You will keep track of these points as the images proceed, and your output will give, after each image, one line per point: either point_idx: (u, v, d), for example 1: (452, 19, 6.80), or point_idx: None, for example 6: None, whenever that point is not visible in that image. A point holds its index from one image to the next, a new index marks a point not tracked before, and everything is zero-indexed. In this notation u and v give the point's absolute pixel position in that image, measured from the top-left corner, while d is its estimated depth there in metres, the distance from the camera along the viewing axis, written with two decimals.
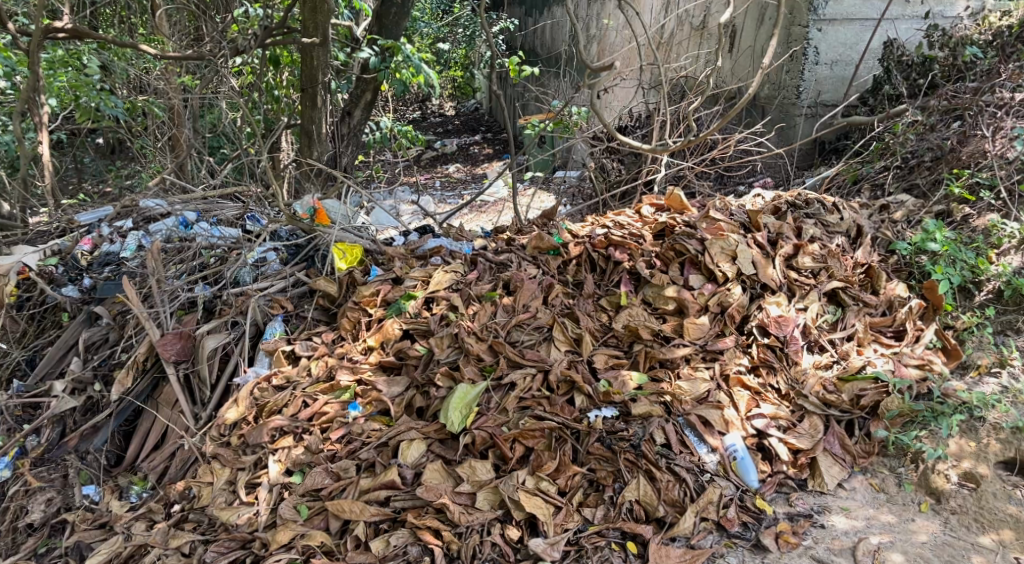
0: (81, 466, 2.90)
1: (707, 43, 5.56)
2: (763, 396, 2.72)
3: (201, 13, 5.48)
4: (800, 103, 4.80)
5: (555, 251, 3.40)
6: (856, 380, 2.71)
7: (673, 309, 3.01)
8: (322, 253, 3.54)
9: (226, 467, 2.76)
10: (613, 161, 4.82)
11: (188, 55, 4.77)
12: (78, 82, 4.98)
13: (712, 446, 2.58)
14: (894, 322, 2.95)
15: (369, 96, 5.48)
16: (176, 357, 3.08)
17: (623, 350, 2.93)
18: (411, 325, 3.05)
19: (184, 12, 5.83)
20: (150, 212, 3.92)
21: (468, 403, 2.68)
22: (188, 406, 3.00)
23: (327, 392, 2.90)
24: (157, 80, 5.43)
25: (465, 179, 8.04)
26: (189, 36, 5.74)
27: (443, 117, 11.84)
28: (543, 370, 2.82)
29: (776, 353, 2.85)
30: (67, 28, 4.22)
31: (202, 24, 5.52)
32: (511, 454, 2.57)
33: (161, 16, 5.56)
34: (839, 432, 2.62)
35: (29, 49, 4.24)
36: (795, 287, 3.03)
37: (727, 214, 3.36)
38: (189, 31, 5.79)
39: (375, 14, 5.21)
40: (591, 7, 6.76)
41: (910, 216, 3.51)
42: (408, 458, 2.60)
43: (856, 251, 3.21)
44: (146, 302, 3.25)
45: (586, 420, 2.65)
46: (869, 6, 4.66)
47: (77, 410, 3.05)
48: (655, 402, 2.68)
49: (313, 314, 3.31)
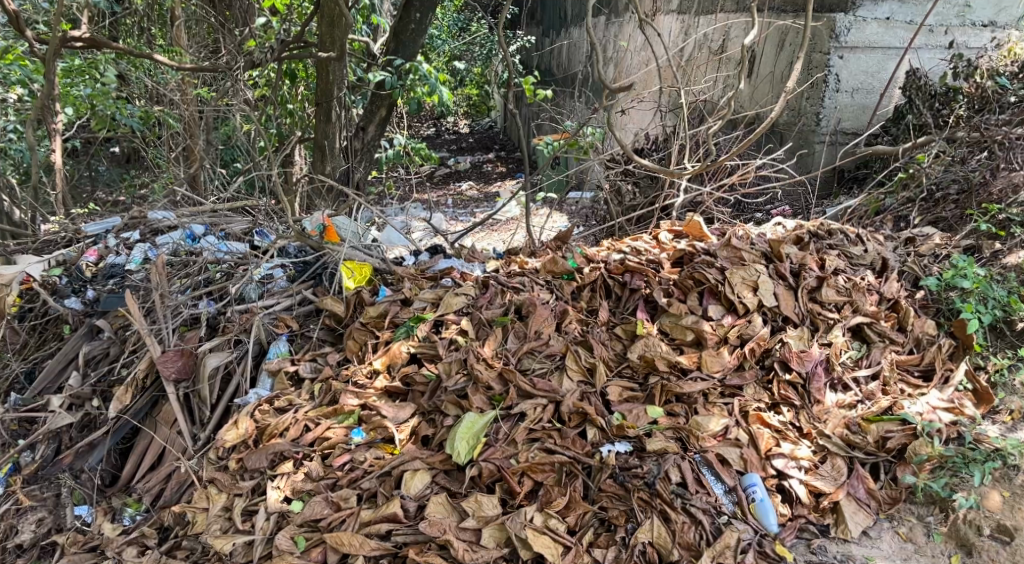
0: (75, 485, 2.83)
1: (726, 67, 5.54)
2: (784, 434, 2.59)
3: (220, 26, 5.51)
4: (820, 130, 4.76)
5: (569, 275, 3.33)
6: (882, 421, 2.58)
7: (692, 340, 2.91)
8: (330, 271, 3.46)
9: (222, 493, 2.65)
10: (629, 183, 4.70)
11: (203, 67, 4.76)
12: (95, 92, 5.01)
13: (730, 486, 2.46)
14: (922, 361, 2.82)
15: (383, 112, 5.39)
16: (177, 376, 2.99)
17: (638, 382, 2.82)
18: (419, 349, 2.96)
19: (203, 25, 5.87)
20: (159, 224, 3.93)
21: (476, 434, 2.59)
22: (187, 427, 2.91)
23: (329, 416, 2.80)
24: (174, 91, 5.44)
25: (478, 197, 8.01)
26: (206, 49, 5.75)
27: (456, 135, 11.86)
28: (555, 401, 2.70)
29: (797, 391, 2.73)
30: (84, 37, 4.22)
31: (220, 37, 5.53)
32: (519, 489, 2.46)
33: (179, 28, 5.58)
34: (863, 476, 2.48)
35: (46, 57, 4.24)
36: (818, 321, 2.92)
37: (748, 243, 3.25)
38: (207, 44, 5.80)
39: (392, 30, 5.17)
40: (609, 28, 6.89)
41: (936, 250, 3.36)
42: (411, 490, 2.50)
43: (883, 285, 3.07)
44: (148, 317, 3.17)
45: (598, 454, 2.53)
46: (892, 35, 4.67)
47: (74, 425, 2.98)
48: (671, 438, 2.57)
49: (318, 334, 3.23)
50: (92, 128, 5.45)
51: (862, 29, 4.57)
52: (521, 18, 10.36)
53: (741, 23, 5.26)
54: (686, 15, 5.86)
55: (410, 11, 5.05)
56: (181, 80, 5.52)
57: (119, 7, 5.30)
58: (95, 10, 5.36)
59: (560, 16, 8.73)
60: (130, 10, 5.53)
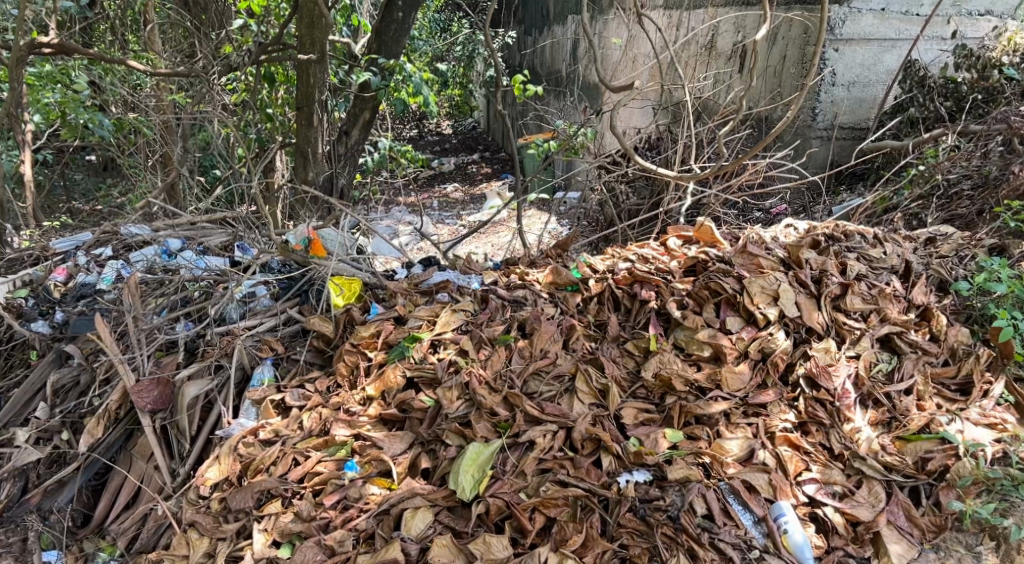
0: (43, 528, 2.59)
1: (716, 62, 5.43)
2: (814, 457, 2.41)
3: (196, 30, 5.28)
4: (816, 124, 4.61)
5: (573, 286, 3.12)
6: (920, 441, 2.44)
7: (709, 356, 2.70)
8: (317, 288, 3.22)
9: (204, 538, 2.38)
10: (624, 185, 4.54)
11: (178, 71, 4.53)
12: (65, 98, 4.74)
13: (758, 516, 2.26)
14: (958, 374, 2.68)
15: (367, 115, 5.19)
16: (153, 407, 2.73)
17: (654, 402, 2.62)
18: (416, 373, 2.71)
19: (179, 29, 5.65)
20: (131, 240, 3.69)
21: (481, 466, 2.37)
22: (164, 462, 2.66)
23: (320, 448, 2.56)
24: (149, 97, 5.21)
25: (465, 199, 7.79)
26: (182, 53, 5.50)
27: (439, 137, 11.63)
28: (566, 426, 2.49)
29: (826, 408, 2.55)
30: (53, 43, 3.97)
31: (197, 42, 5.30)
32: (531, 526, 2.24)
33: (152, 33, 5.37)
34: (903, 501, 2.30)
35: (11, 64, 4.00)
36: (844, 332, 2.75)
37: (763, 248, 3.06)
38: (183, 48, 5.56)
39: (374, 31, 4.98)
40: (594, 25, 6.80)
41: (960, 250, 3.18)
42: (411, 531, 2.26)
43: (909, 291, 2.91)
44: (121, 343, 2.92)
45: (616, 485, 2.33)
46: (888, 26, 4.51)
47: (42, 461, 2.73)
48: (693, 464, 2.37)
49: (306, 357, 2.98)
50: (61, 136, 5.08)
51: (858, 21, 4.41)
52: (503, 18, 10.18)
53: (732, 17, 5.13)
54: (674, 9, 5.71)
55: (392, 9, 4.86)
56: (156, 85, 5.30)
57: (91, 13, 5.09)
58: (64, 15, 5.13)
59: (543, 14, 8.56)
60: (103, 15, 5.30)
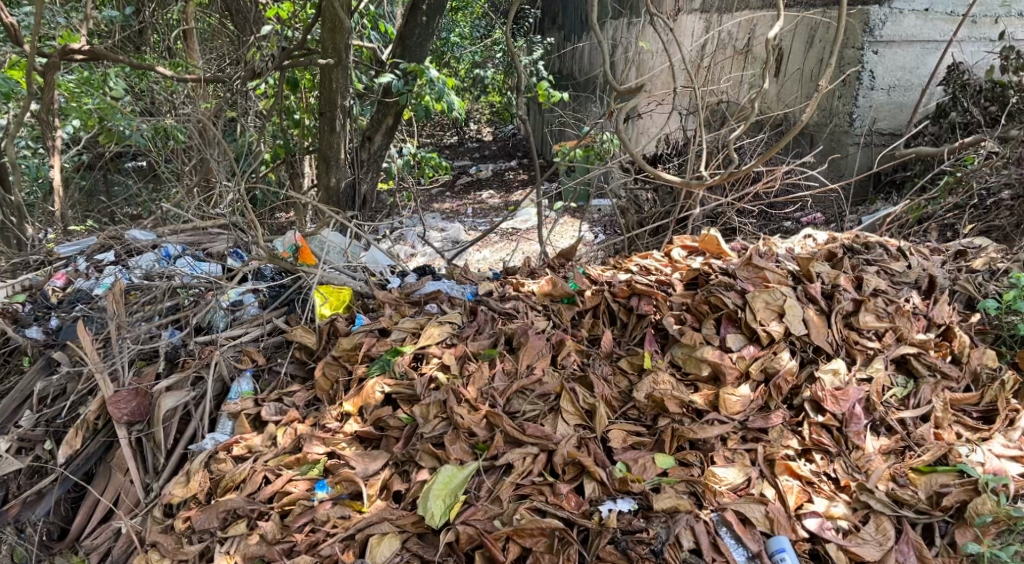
0: (17, 542, 2.51)
1: (752, 65, 5.21)
2: (817, 488, 2.21)
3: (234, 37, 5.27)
4: (853, 130, 4.36)
5: (569, 299, 2.95)
6: (936, 473, 2.21)
7: (708, 375, 2.52)
8: (304, 297, 3.15)
9: (165, 559, 2.27)
10: (648, 192, 4.27)
11: (205, 77, 4.51)
12: (100, 104, 4.91)
13: (752, 552, 2.05)
14: (982, 400, 2.45)
15: (390, 121, 5.15)
16: (129, 418, 2.65)
17: (646, 425, 2.44)
18: (395, 389, 2.58)
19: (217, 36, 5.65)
20: (134, 244, 3.65)
21: (453, 491, 2.23)
22: (138, 476, 2.57)
23: (292, 466, 2.45)
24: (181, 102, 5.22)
25: (498, 205, 7.68)
26: (216, 59, 5.53)
27: (480, 143, 11.47)
28: (547, 449, 2.34)
29: (832, 435, 2.34)
30: (83, 49, 3.94)
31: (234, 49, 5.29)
32: (502, 557, 2.09)
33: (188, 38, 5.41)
34: (915, 540, 2.07)
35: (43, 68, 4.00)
36: (855, 352, 2.55)
37: (772, 260, 2.87)
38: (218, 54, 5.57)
39: (397, 35, 4.91)
40: (629, 30, 6.63)
41: (992, 264, 2.93)
42: (376, 559, 2.13)
43: (930, 309, 2.71)
44: (103, 352, 2.86)
45: (596, 515, 2.16)
46: (932, 27, 4.25)
47: (23, 472, 2.65)
48: (683, 493, 2.18)
49: (288, 368, 2.89)
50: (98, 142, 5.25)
51: (899, 21, 4.15)
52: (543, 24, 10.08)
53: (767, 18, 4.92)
54: (708, 12, 5.52)
55: (417, 13, 4.79)
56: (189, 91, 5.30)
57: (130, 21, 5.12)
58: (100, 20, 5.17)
59: (581, 19, 8.40)
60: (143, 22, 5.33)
